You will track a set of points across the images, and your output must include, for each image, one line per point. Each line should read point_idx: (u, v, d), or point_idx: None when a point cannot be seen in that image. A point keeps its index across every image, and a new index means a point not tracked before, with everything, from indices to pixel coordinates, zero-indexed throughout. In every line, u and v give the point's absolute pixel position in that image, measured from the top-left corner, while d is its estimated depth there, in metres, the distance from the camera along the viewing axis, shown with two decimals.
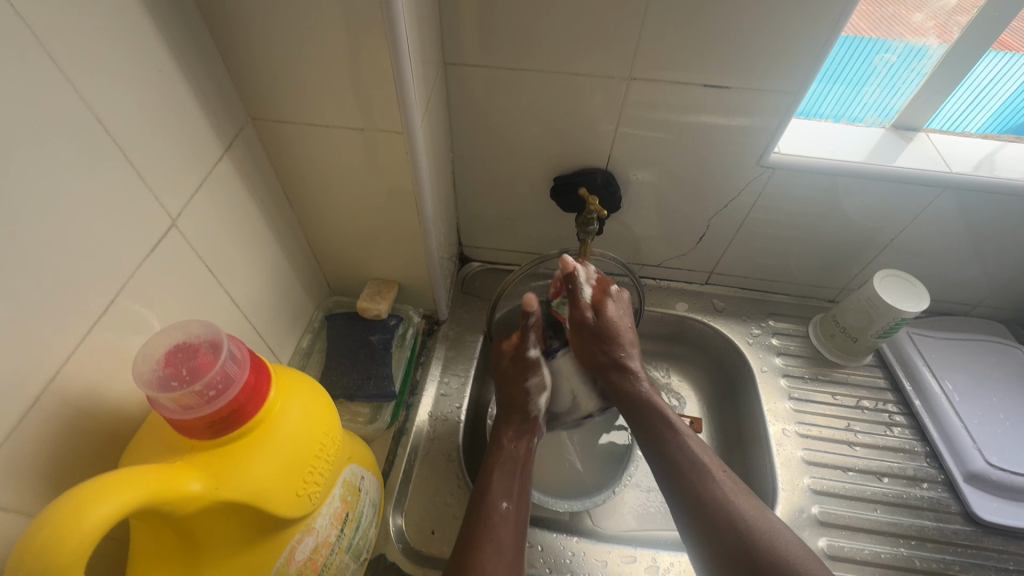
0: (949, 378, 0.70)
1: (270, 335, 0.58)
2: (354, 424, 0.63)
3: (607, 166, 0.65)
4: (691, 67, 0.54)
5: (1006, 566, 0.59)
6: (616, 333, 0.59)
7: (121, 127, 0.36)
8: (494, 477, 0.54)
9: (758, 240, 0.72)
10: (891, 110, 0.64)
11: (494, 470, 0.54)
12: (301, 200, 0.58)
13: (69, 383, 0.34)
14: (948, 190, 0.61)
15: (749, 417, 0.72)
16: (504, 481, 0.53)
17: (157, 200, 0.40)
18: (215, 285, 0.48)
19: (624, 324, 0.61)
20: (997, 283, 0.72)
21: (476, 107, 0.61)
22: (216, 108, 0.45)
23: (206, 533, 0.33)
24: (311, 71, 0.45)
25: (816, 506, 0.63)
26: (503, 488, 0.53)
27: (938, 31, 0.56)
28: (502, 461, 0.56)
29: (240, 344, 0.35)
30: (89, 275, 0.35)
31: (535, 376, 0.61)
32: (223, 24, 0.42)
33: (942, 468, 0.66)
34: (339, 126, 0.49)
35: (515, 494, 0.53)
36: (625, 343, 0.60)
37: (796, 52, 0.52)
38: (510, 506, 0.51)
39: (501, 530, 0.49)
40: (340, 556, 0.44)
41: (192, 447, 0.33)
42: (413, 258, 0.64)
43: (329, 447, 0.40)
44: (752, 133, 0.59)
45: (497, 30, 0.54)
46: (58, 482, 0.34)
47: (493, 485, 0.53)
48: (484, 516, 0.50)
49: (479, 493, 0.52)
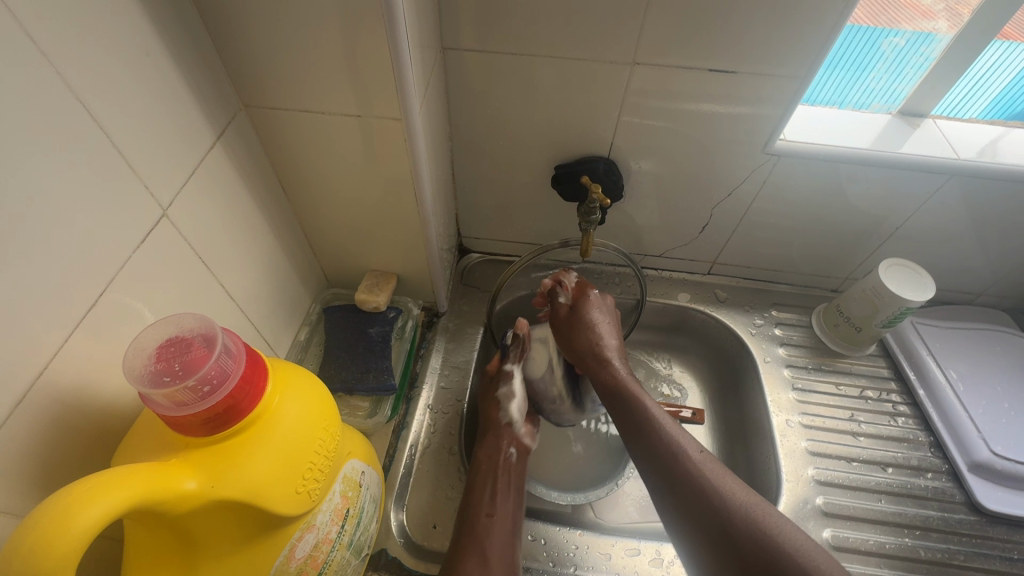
0: (953, 366, 0.70)
1: (266, 329, 0.57)
2: (353, 418, 0.61)
3: (609, 154, 0.64)
4: (696, 52, 0.53)
5: (1011, 556, 0.59)
6: (597, 321, 0.61)
7: (107, 114, 0.34)
8: (479, 488, 0.54)
9: (761, 229, 0.71)
10: (897, 96, 0.63)
11: (479, 481, 0.55)
12: (296, 189, 0.56)
13: (56, 380, 0.33)
14: (956, 177, 0.60)
15: (752, 408, 0.72)
16: (489, 491, 0.54)
17: (147, 189, 0.38)
18: (208, 278, 0.46)
19: (607, 321, 0.62)
20: (1003, 271, 0.71)
21: (475, 94, 0.60)
22: (207, 95, 0.43)
23: (202, 532, 0.32)
24: (305, 55, 0.43)
25: (820, 497, 0.62)
26: (488, 499, 0.53)
27: (947, 16, 0.55)
28: (486, 470, 0.56)
29: (235, 337, 0.34)
30: (77, 267, 0.33)
31: (506, 385, 0.63)
32: (212, 5, 0.40)
33: (946, 457, 0.65)
34: (334, 113, 0.48)
35: (503, 504, 0.53)
36: (604, 334, 0.60)
37: (804, 36, 0.50)
38: (495, 515, 0.52)
39: (488, 539, 0.49)
40: (341, 553, 0.44)
41: (187, 444, 0.32)
42: (412, 249, 0.63)
43: (329, 442, 0.39)
44: (757, 120, 0.58)
45: (497, 13, 0.52)
46: (48, 482, 0.33)
47: (480, 496, 0.53)
48: (472, 527, 0.50)
49: (468, 505, 0.53)
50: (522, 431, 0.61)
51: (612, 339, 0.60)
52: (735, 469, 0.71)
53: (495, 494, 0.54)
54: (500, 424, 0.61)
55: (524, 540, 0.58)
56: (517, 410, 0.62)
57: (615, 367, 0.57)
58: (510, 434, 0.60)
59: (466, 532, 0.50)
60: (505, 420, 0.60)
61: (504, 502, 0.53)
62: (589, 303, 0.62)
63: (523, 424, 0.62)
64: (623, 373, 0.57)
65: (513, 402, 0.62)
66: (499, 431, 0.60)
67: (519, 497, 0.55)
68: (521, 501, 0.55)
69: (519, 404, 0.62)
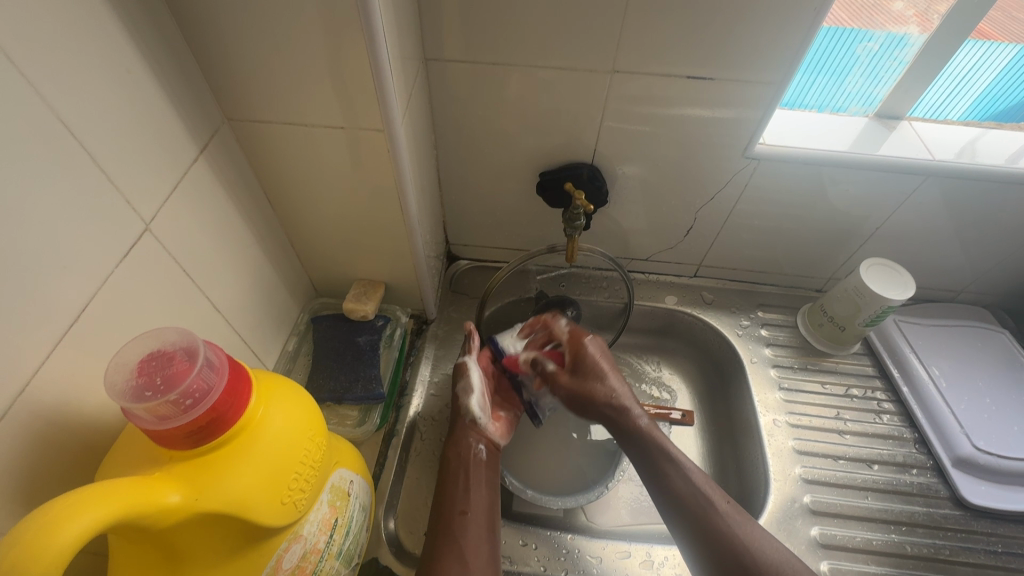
0: (935, 363, 0.71)
1: (254, 340, 0.57)
2: (342, 428, 0.61)
3: (593, 160, 0.65)
4: (675, 59, 0.54)
5: (995, 549, 0.60)
6: (598, 375, 0.60)
7: (87, 130, 0.34)
8: (452, 482, 0.54)
9: (746, 230, 0.72)
10: (874, 99, 0.64)
11: (450, 476, 0.55)
12: (281, 201, 0.57)
13: (39, 396, 0.33)
14: (933, 178, 0.61)
15: (741, 409, 0.73)
16: (461, 486, 0.54)
17: (130, 204, 0.39)
18: (194, 290, 0.46)
19: (603, 365, 0.61)
20: (982, 269, 0.73)
21: (459, 103, 0.60)
22: (189, 109, 0.44)
23: (185, 545, 0.32)
24: (287, 67, 0.44)
25: (808, 495, 0.63)
26: (460, 495, 0.53)
27: (919, 19, 0.56)
28: (456, 465, 0.56)
29: (217, 350, 0.34)
30: (58, 281, 0.33)
31: (464, 377, 0.61)
32: (191, 20, 0.41)
33: (930, 453, 0.66)
34: (317, 125, 0.48)
35: (476, 497, 0.53)
36: (608, 385, 0.59)
37: (778, 45, 0.52)
38: (470, 513, 0.52)
39: (465, 535, 0.50)
40: (330, 563, 0.44)
41: (171, 457, 0.32)
42: (399, 258, 0.63)
43: (315, 453, 0.39)
44: (737, 123, 0.59)
45: (478, 23, 0.53)
46: (31, 498, 0.33)
47: (454, 492, 0.54)
48: (448, 525, 0.51)
49: (443, 502, 0.53)
50: (489, 427, 0.60)
51: (616, 383, 0.59)
52: (724, 469, 0.71)
53: (467, 487, 0.54)
54: (466, 420, 0.60)
55: (515, 546, 0.59)
56: (479, 406, 0.60)
57: (634, 414, 0.57)
58: (477, 429, 0.59)
59: (442, 528, 0.51)
60: (469, 417, 0.59)
61: (478, 496, 0.54)
62: (581, 356, 0.61)
63: (489, 420, 0.61)
64: (642, 419, 0.57)
65: (473, 398, 0.60)
66: (466, 427, 0.59)
67: (493, 490, 0.56)
68: (495, 494, 0.56)
69: (480, 398, 0.61)
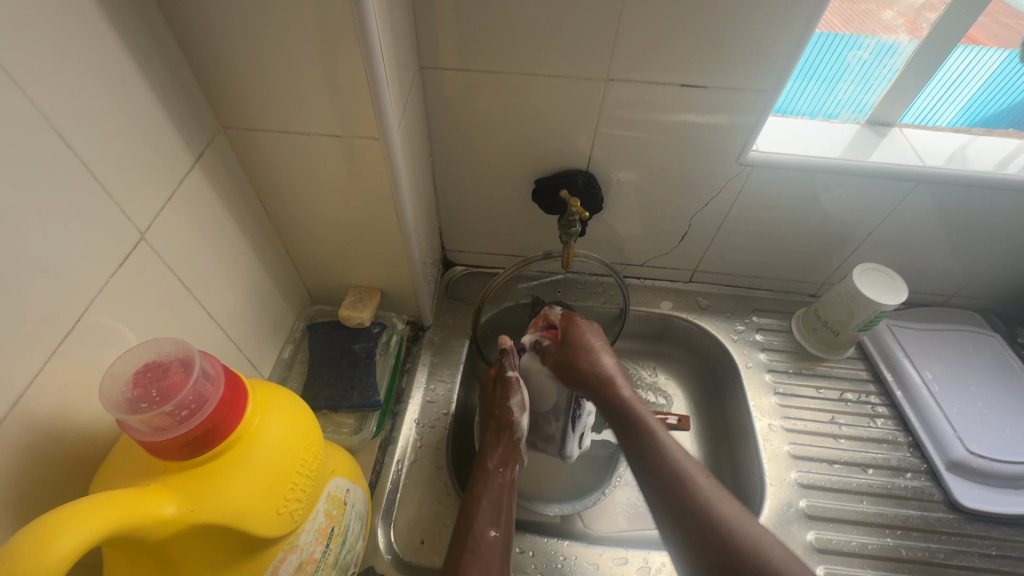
0: (928, 367, 0.72)
1: (248, 347, 0.57)
2: (339, 435, 0.61)
3: (588, 167, 0.65)
4: (669, 66, 0.54)
5: (989, 552, 0.60)
6: (589, 349, 0.61)
7: (83, 141, 0.34)
8: (483, 502, 0.54)
9: (740, 235, 0.72)
10: (865, 106, 0.64)
11: (486, 494, 0.55)
12: (276, 209, 0.57)
13: (34, 408, 0.33)
14: (923, 184, 0.61)
15: (737, 414, 0.73)
16: (493, 508, 0.54)
17: (123, 213, 0.38)
18: (189, 299, 0.46)
19: (598, 340, 0.63)
20: (974, 273, 0.73)
21: (455, 110, 0.61)
22: (185, 118, 0.44)
23: (180, 558, 0.32)
24: (283, 76, 0.44)
25: (803, 500, 0.63)
26: (491, 516, 0.53)
27: (908, 27, 0.57)
28: (491, 483, 0.56)
29: (213, 360, 0.34)
30: (53, 293, 0.33)
31: (517, 393, 0.64)
32: (186, 29, 0.41)
33: (924, 457, 0.67)
34: (313, 133, 0.48)
35: (505, 520, 0.54)
36: (599, 354, 0.61)
37: (769, 55, 0.52)
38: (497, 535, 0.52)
39: (492, 557, 0.49)
40: (326, 572, 0.43)
41: (167, 469, 0.32)
42: (396, 265, 0.63)
43: (311, 462, 0.39)
44: (730, 129, 0.59)
45: (473, 31, 0.53)
46: (24, 512, 0.32)
47: (484, 511, 0.53)
48: (473, 542, 0.50)
49: (467, 519, 0.52)
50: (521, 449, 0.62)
51: (605, 358, 0.61)
52: (721, 475, 0.72)
53: (500, 510, 0.54)
54: (508, 438, 0.61)
55: (512, 553, 0.58)
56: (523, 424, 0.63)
57: (620, 388, 0.58)
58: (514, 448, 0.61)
59: (466, 546, 0.50)
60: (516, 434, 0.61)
61: (506, 519, 0.54)
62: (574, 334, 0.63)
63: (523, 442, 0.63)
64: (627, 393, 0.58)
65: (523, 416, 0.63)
66: (506, 445, 0.61)
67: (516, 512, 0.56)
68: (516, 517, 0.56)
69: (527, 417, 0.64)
